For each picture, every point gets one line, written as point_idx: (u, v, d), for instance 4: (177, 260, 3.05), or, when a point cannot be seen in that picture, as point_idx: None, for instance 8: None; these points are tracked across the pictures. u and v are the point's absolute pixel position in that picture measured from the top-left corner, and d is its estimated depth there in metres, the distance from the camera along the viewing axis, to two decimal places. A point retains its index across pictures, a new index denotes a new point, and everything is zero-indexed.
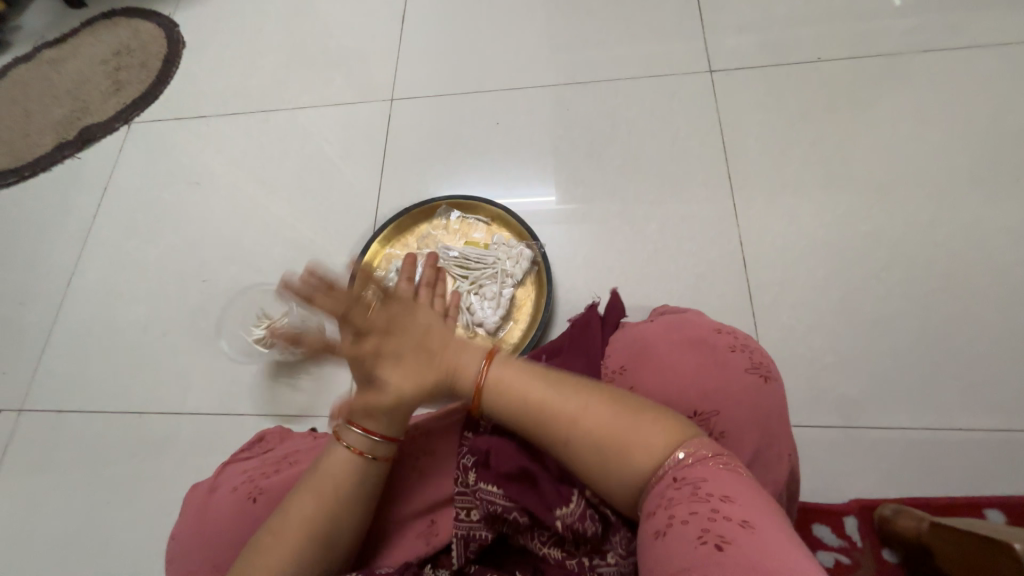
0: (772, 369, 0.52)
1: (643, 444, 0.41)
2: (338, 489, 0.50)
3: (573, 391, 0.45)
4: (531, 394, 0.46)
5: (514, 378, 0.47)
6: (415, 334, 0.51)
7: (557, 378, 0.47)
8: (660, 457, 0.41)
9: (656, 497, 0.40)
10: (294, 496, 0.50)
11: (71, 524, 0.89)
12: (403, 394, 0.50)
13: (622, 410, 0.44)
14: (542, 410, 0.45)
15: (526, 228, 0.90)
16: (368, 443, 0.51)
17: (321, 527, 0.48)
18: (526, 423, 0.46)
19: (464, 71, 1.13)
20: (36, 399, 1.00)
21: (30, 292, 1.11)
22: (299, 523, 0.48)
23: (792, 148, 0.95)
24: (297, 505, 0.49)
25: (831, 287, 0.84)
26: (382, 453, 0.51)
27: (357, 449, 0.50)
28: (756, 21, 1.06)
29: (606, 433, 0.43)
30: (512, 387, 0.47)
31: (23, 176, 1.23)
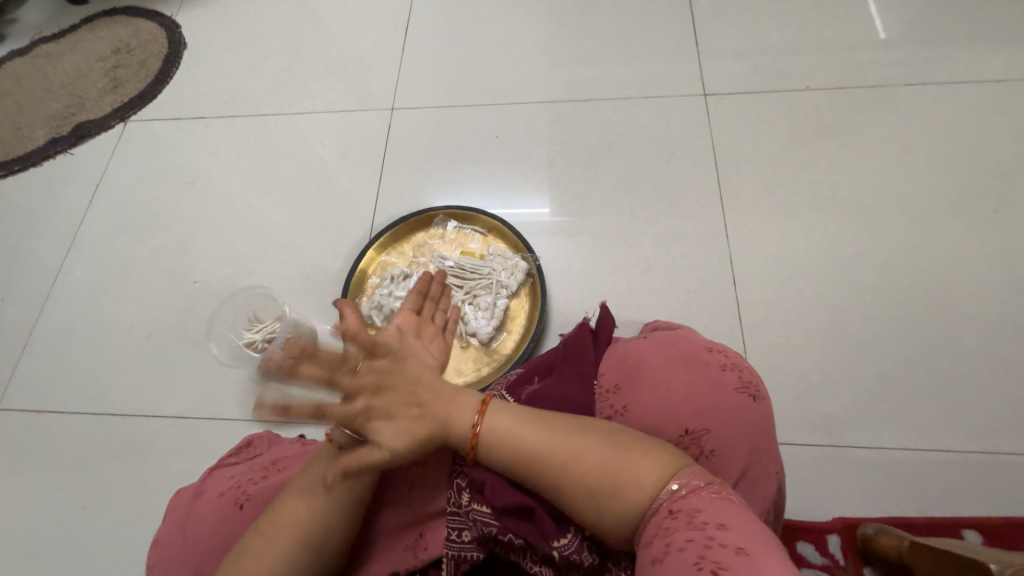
0: (761, 388, 0.52)
1: (635, 476, 0.43)
2: (329, 503, 0.49)
3: (566, 431, 0.47)
4: (526, 434, 0.48)
5: (507, 421, 0.49)
6: (405, 386, 0.50)
7: (547, 418, 0.49)
8: (651, 492, 0.42)
9: (653, 531, 0.40)
10: (283, 500, 0.50)
11: (45, 530, 0.86)
12: (396, 454, 0.48)
13: (614, 447, 0.45)
14: (534, 452, 0.47)
15: (522, 240, 0.91)
16: (358, 450, 0.51)
17: (308, 535, 0.48)
18: (524, 467, 0.47)
19: (465, 84, 1.14)
20: (14, 399, 0.97)
21: (14, 288, 1.08)
22: (286, 528, 0.48)
23: (782, 171, 0.98)
24: (287, 510, 0.49)
25: (818, 308, 0.86)
26: (372, 459, 0.51)
27: (348, 455, 0.51)
28: (749, 48, 1.10)
29: (601, 473, 0.44)
30: (508, 430, 0.48)
31: (13, 170, 1.21)
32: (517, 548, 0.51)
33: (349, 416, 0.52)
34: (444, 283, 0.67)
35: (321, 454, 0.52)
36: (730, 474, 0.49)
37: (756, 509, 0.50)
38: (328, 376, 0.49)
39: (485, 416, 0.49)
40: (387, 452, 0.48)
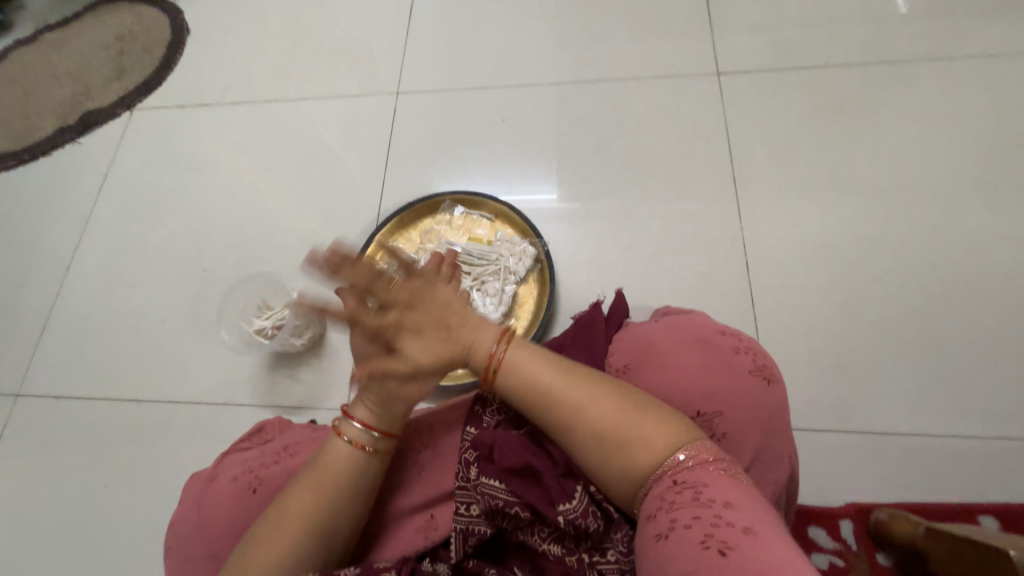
0: (775, 372, 0.51)
1: (646, 439, 0.43)
2: (339, 490, 0.49)
3: (584, 382, 0.47)
4: (543, 376, 0.47)
5: (526, 361, 0.48)
6: (439, 308, 0.50)
7: (568, 366, 0.48)
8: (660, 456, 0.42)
9: (656, 501, 0.41)
10: (292, 488, 0.50)
11: (67, 511, 0.88)
12: (423, 367, 0.50)
13: (629, 404, 0.45)
14: (550, 394, 0.46)
15: (530, 225, 0.90)
16: (367, 437, 0.52)
17: (319, 522, 0.48)
18: (535, 408, 0.48)
19: (471, 66, 1.12)
20: (33, 384, 0.99)
21: (29, 276, 1.10)
22: (297, 515, 0.48)
23: (798, 151, 0.95)
24: (296, 497, 0.49)
25: (833, 291, 0.84)
26: (381, 446, 0.52)
27: (356, 442, 0.51)
28: (764, 23, 1.06)
29: (611, 427, 0.44)
30: (526, 369, 0.48)
31: (23, 160, 1.22)
32: (524, 524, 0.51)
33: (357, 405, 0.53)
34: (461, 260, 0.55)
35: (328, 442, 0.53)
36: (743, 457, 0.48)
37: (768, 493, 0.49)
38: (366, 285, 0.47)
39: (504, 357, 0.49)
40: (414, 365, 0.49)
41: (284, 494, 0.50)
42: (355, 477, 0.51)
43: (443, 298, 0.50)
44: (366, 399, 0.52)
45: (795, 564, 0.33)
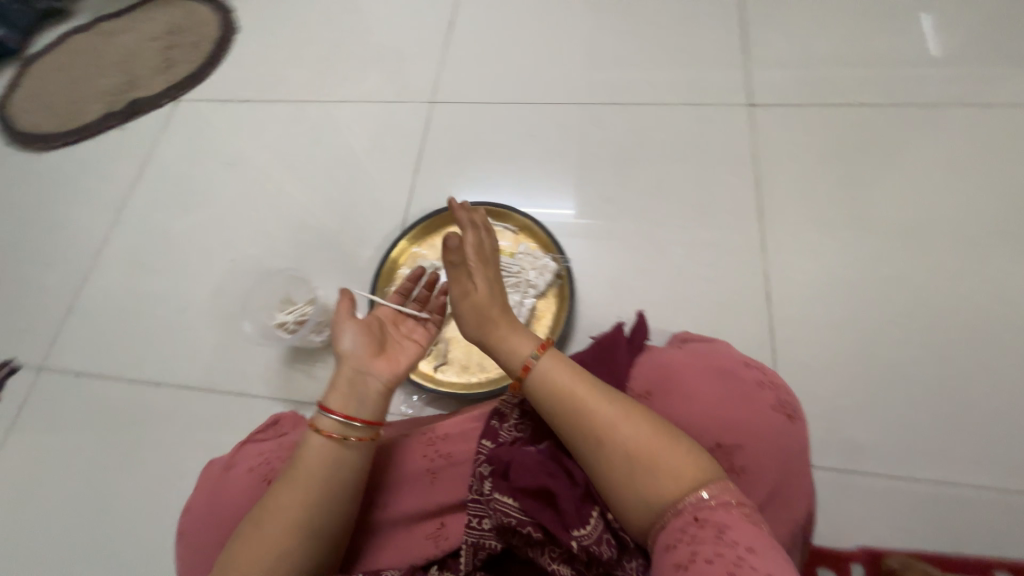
0: (797, 409, 0.52)
1: (670, 470, 0.44)
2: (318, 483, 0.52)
3: (615, 403, 0.49)
4: (574, 391, 0.50)
5: (559, 374, 0.52)
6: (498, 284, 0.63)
7: (599, 386, 0.51)
8: (682, 489, 0.43)
9: (673, 532, 0.41)
10: (275, 489, 0.52)
11: (77, 487, 0.90)
12: (478, 299, 0.60)
13: (658, 432, 0.46)
14: (580, 409, 0.49)
15: (554, 241, 0.91)
16: (344, 428, 0.55)
17: (304, 522, 0.50)
18: (563, 421, 0.50)
19: (505, 81, 1.15)
20: (57, 359, 1.02)
21: (63, 254, 1.13)
22: (282, 514, 0.50)
23: (825, 187, 0.95)
24: (281, 499, 0.51)
25: (854, 330, 0.84)
26: (358, 434, 0.55)
27: (335, 435, 0.54)
28: (798, 59, 1.07)
29: (637, 450, 0.46)
30: (558, 381, 0.52)
31: (68, 141, 1.26)
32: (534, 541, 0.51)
33: (330, 397, 0.56)
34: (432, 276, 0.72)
35: (305, 441, 0.54)
36: (762, 494, 0.48)
37: (784, 532, 0.49)
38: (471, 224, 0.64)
39: (537, 364, 0.54)
40: (474, 292, 0.61)
41: (268, 497, 0.52)
42: (338, 474, 0.53)
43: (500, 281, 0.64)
44: (338, 388, 0.57)
45: None
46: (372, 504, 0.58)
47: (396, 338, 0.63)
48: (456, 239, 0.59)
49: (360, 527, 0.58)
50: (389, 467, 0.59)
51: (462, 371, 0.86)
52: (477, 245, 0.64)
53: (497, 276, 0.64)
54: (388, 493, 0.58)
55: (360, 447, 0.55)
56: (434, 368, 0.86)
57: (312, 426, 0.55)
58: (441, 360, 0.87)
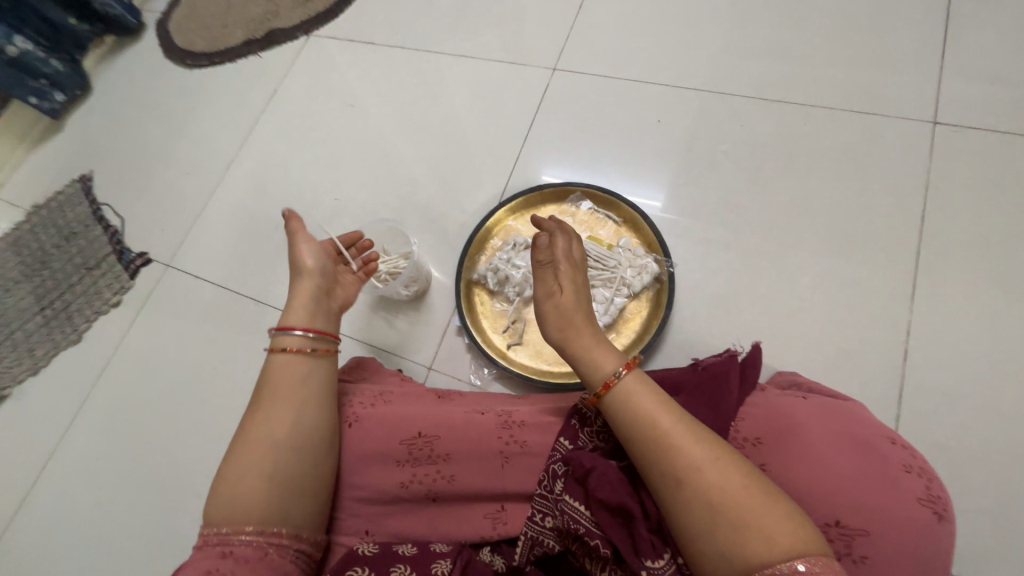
0: (949, 509, 0.43)
1: (764, 531, 0.39)
2: (290, 401, 0.59)
3: (705, 441, 0.44)
4: (660, 418, 0.46)
5: (644, 397, 0.48)
6: (586, 294, 0.58)
7: (687, 418, 0.46)
8: (775, 554, 0.38)
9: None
10: (250, 420, 0.59)
11: (181, 376, 1.02)
12: (562, 307, 0.56)
13: (753, 485, 0.41)
14: (664, 439, 0.45)
15: (661, 241, 0.83)
16: (303, 339, 0.64)
17: (275, 448, 0.56)
18: (642, 448, 0.46)
19: (638, 57, 1.05)
20: (180, 260, 1.14)
21: (197, 166, 1.25)
22: (261, 439, 0.56)
23: (1013, 239, 0.78)
24: (260, 424, 0.58)
25: (1009, 418, 0.70)
26: (318, 344, 0.65)
27: (296, 346, 0.64)
28: (1016, 74, 0.86)
29: (726, 498, 0.41)
30: (643, 403, 0.47)
31: (214, 62, 1.37)
32: (596, 554, 0.48)
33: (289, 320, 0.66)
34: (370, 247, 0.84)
35: (270, 362, 0.63)
36: None
37: None
38: (557, 229, 0.63)
39: (621, 382, 0.49)
40: (560, 298, 0.57)
41: (243, 429, 0.58)
42: (299, 396, 0.60)
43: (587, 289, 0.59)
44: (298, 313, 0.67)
45: None
46: (437, 471, 0.57)
47: (338, 279, 0.76)
48: (544, 239, 0.61)
49: (422, 490, 0.57)
50: (460, 440, 0.58)
51: (535, 356, 0.84)
52: (567, 247, 0.61)
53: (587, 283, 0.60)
54: (454, 465, 0.57)
55: (325, 357, 0.65)
56: (507, 346, 0.85)
57: (274, 348, 0.64)
58: (515, 340, 0.85)
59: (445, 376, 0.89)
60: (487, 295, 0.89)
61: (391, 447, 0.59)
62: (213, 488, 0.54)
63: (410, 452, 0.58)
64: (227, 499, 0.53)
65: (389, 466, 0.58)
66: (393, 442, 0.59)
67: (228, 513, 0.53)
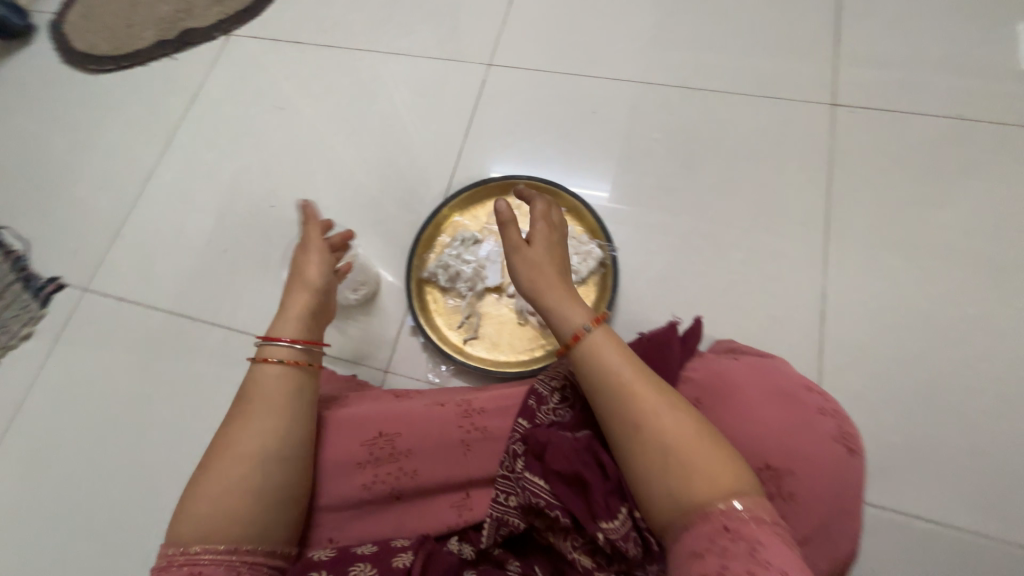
0: (857, 442, 0.49)
1: (710, 472, 0.42)
2: (275, 420, 0.55)
3: (662, 392, 0.47)
4: (624, 370, 0.48)
5: (611, 349, 0.50)
6: (559, 255, 0.61)
7: (647, 372, 0.49)
8: (720, 491, 0.41)
9: (700, 539, 0.39)
10: (229, 433, 0.54)
11: (113, 408, 0.94)
12: (535, 259, 0.59)
13: (701, 433, 0.44)
14: (627, 389, 0.47)
15: (602, 227, 0.86)
16: (292, 352, 0.60)
17: (259, 460, 0.52)
18: (606, 398, 0.48)
19: (571, 51, 1.08)
20: (100, 283, 1.05)
21: (111, 180, 1.15)
22: (241, 455, 0.52)
23: (905, 206, 0.88)
24: (241, 438, 0.53)
25: (911, 363, 0.79)
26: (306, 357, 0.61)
27: (283, 359, 0.59)
28: (898, 59, 0.97)
29: (677, 445, 0.44)
30: (609, 355, 0.49)
31: (123, 66, 1.26)
32: (557, 527, 0.50)
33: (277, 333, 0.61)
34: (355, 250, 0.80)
35: (254, 372, 0.59)
36: (809, 522, 0.46)
37: (822, 564, 0.48)
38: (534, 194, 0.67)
39: (591, 335, 0.51)
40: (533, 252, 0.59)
41: (222, 440, 0.54)
42: (287, 414, 0.56)
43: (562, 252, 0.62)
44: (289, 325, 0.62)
45: None
46: (399, 468, 0.57)
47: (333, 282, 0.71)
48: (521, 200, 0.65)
49: (384, 490, 0.57)
50: (422, 434, 0.58)
51: (491, 348, 0.85)
52: (542, 213, 0.63)
53: (560, 245, 0.62)
54: (416, 459, 0.57)
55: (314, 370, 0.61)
56: (464, 341, 0.85)
57: (257, 358, 0.60)
58: (471, 334, 0.85)
59: (404, 377, 0.88)
60: (439, 292, 0.89)
61: (352, 449, 0.58)
62: (187, 501, 0.51)
63: (371, 452, 0.58)
64: (204, 512, 0.49)
65: (349, 469, 0.58)
66: (354, 443, 0.59)
67: (206, 525, 0.49)
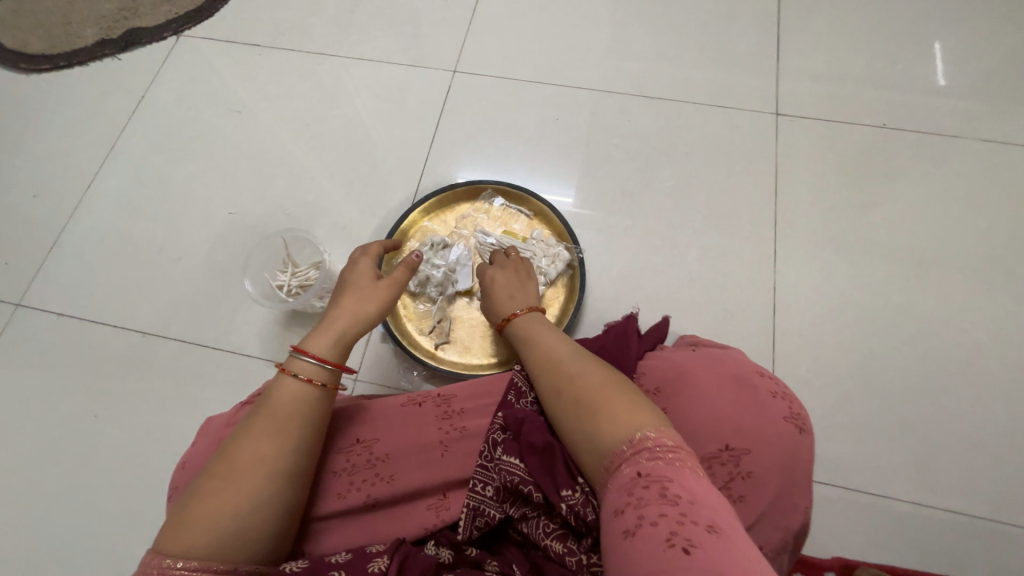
0: (807, 423, 0.54)
1: (620, 417, 0.46)
2: (292, 432, 0.50)
3: (579, 359, 0.54)
4: (547, 348, 0.57)
5: (535, 334, 0.61)
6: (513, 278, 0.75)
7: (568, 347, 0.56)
8: (625, 432, 0.44)
9: (621, 495, 0.41)
10: (238, 441, 0.48)
11: (53, 431, 0.87)
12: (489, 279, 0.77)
13: (613, 385, 0.49)
14: (549, 361, 0.56)
15: (569, 230, 0.89)
16: (319, 371, 0.54)
17: (273, 469, 0.47)
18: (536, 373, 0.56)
19: (533, 59, 1.11)
20: (35, 298, 0.97)
21: (46, 186, 1.07)
22: (249, 466, 0.47)
23: (841, 206, 0.96)
24: (249, 446, 0.48)
25: (851, 350, 0.86)
26: (329, 379, 0.54)
27: (309, 376, 0.53)
28: (830, 73, 1.06)
29: (591, 398, 0.49)
30: (534, 339, 0.60)
31: (59, 66, 1.18)
32: (531, 513, 0.52)
33: (310, 344, 0.55)
34: None
35: (275, 383, 0.52)
36: (762, 497, 0.50)
37: (775, 536, 0.52)
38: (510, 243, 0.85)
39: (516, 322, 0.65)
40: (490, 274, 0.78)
41: (229, 447, 0.48)
42: (303, 427, 0.50)
43: (516, 277, 0.75)
44: (325, 339, 0.56)
45: (750, 566, 0.34)
46: (376, 474, 0.57)
47: None
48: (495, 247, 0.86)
49: (361, 498, 0.56)
50: (399, 438, 0.58)
51: (463, 352, 0.85)
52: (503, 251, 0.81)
53: (518, 272, 0.76)
54: (394, 464, 0.57)
55: (330, 392, 0.54)
56: (435, 346, 0.85)
57: (284, 367, 0.53)
58: (443, 338, 0.85)
59: (374, 385, 0.87)
60: (409, 297, 0.88)
61: (329, 458, 0.58)
62: (181, 511, 0.45)
63: (349, 460, 0.57)
64: (210, 532, 0.44)
65: (326, 477, 0.57)
66: (331, 452, 0.58)
67: (210, 546, 0.43)
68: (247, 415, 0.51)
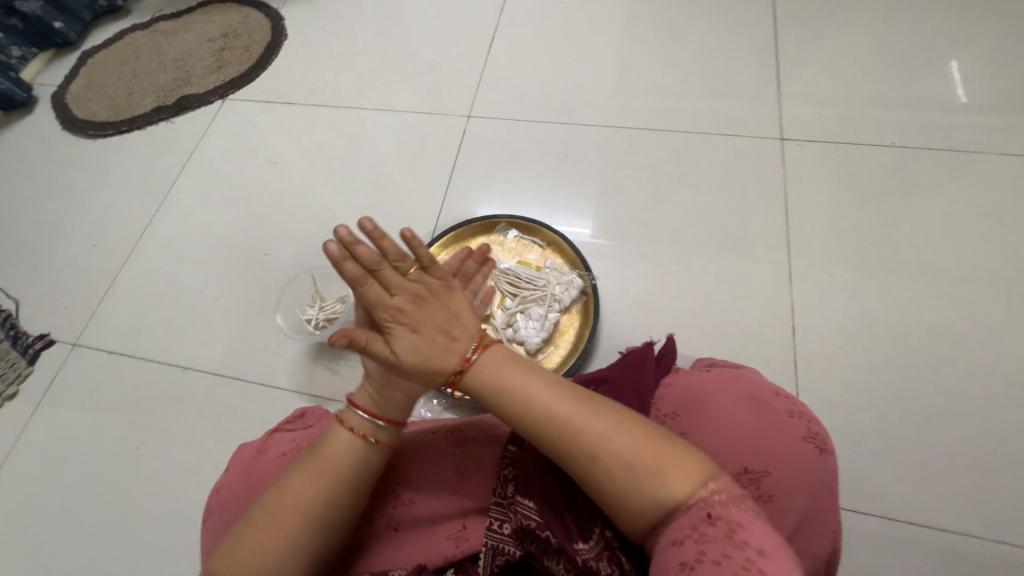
0: (827, 443, 0.53)
1: (673, 477, 0.43)
2: (336, 489, 0.50)
3: (616, 422, 0.46)
4: (566, 412, 0.47)
5: (534, 390, 0.48)
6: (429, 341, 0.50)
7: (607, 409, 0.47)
8: (679, 488, 0.42)
9: (682, 529, 0.41)
10: (287, 489, 0.50)
11: (100, 464, 0.92)
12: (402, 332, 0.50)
13: (662, 446, 0.45)
14: (576, 432, 0.46)
15: (582, 258, 0.91)
16: (372, 429, 0.52)
17: (316, 520, 0.49)
18: (555, 443, 0.47)
19: (542, 101, 1.18)
20: (90, 338, 1.05)
21: (106, 237, 1.18)
22: (295, 517, 0.48)
23: (857, 226, 0.95)
24: (298, 497, 0.49)
25: (882, 371, 0.83)
26: (384, 437, 0.53)
27: (362, 434, 0.52)
28: (834, 98, 1.09)
29: (643, 459, 0.44)
30: (541, 400, 0.48)
31: (120, 130, 1.33)
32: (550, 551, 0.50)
33: (361, 393, 0.54)
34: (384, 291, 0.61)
35: (326, 437, 0.52)
36: (790, 522, 0.48)
37: (806, 564, 0.50)
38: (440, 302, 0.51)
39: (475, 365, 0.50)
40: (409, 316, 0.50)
41: (279, 490, 0.50)
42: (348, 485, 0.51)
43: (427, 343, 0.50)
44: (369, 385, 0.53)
45: None
46: (394, 496, 0.58)
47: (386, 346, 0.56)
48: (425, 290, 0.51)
49: (379, 519, 0.57)
50: (415, 462, 0.60)
51: None
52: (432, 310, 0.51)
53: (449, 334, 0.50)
54: (410, 487, 0.58)
55: (384, 449, 0.53)
56: None
57: (337, 418, 0.53)
58: None
59: None
60: None
61: None
62: (230, 549, 0.48)
63: None
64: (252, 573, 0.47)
65: None
66: None
67: None
68: (301, 458, 0.53)
